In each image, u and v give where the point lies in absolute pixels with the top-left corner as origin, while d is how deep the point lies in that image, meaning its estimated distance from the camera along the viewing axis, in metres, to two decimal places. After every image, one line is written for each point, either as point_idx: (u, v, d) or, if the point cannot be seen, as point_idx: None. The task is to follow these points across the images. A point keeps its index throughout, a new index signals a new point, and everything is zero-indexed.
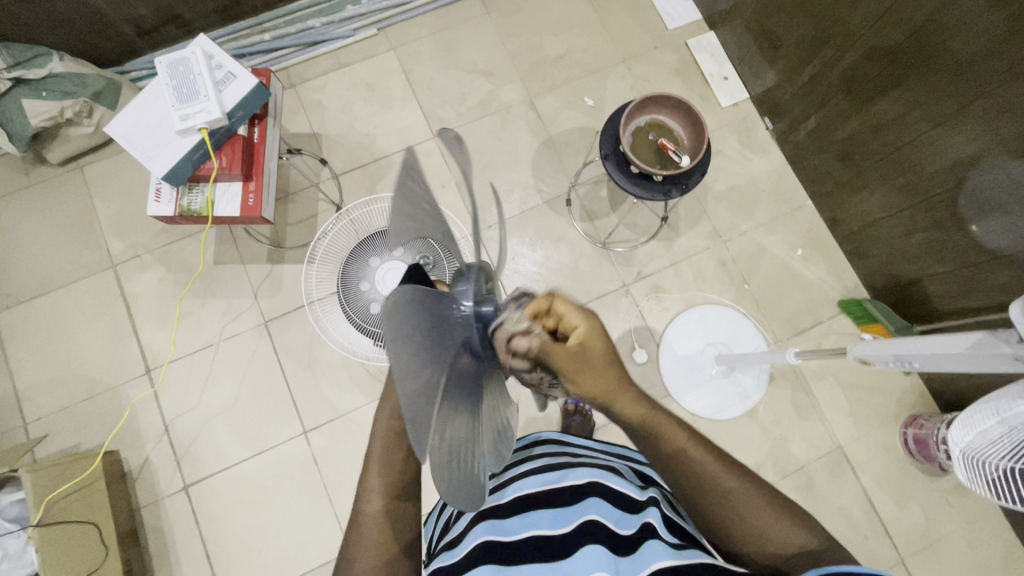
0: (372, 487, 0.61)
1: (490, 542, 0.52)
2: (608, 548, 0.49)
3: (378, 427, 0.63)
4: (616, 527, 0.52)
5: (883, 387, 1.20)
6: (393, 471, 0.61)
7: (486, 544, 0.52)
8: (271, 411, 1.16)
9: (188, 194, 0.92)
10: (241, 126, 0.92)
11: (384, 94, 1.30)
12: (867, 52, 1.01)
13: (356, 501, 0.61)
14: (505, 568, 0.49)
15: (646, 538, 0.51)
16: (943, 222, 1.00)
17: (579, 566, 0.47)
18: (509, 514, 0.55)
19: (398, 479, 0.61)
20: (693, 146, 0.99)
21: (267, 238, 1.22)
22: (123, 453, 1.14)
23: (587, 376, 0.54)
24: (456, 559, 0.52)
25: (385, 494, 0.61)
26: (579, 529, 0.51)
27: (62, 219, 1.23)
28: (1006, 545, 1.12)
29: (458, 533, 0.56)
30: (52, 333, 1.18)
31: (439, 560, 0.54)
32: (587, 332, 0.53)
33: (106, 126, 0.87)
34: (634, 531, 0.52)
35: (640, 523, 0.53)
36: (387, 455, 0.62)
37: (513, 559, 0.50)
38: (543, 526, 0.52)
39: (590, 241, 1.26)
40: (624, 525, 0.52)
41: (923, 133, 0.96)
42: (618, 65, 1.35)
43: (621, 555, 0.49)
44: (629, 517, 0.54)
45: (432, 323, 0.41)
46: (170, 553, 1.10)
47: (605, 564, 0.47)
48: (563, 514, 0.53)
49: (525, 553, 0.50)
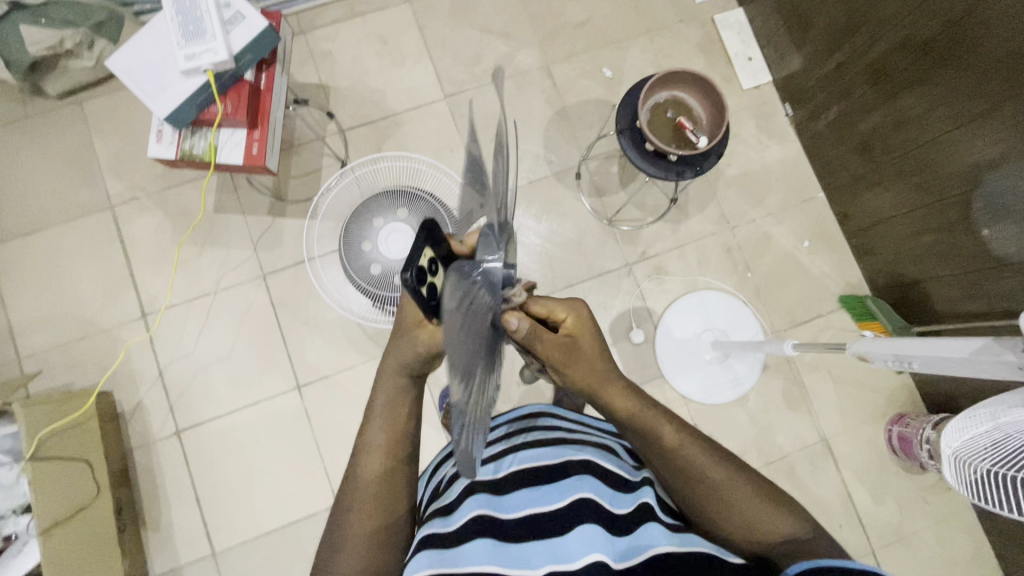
0: (372, 442, 0.61)
1: (487, 515, 0.52)
2: (605, 528, 0.50)
3: (381, 386, 0.62)
4: (613, 507, 0.53)
5: (873, 384, 1.21)
6: (393, 429, 0.62)
7: (482, 516, 0.52)
8: (266, 364, 1.16)
9: (190, 138, 0.90)
10: (248, 71, 0.88)
11: (397, 49, 1.26)
12: (899, 42, 0.97)
13: (354, 454, 0.62)
14: (501, 544, 0.49)
15: (642, 521, 0.52)
16: (954, 226, 0.99)
17: (576, 545, 0.48)
18: (504, 488, 0.55)
19: (398, 437, 0.62)
20: (711, 127, 0.96)
21: (269, 189, 1.20)
22: (117, 394, 1.14)
23: (576, 363, 0.58)
24: (450, 528, 0.52)
25: (385, 451, 0.61)
26: (575, 505, 0.51)
27: (60, 154, 1.20)
28: (974, 544, 1.15)
29: (451, 501, 0.56)
30: (48, 270, 1.17)
31: (431, 525, 0.55)
32: (574, 321, 0.59)
33: (108, 59, 0.83)
34: (630, 511, 0.53)
35: (635, 504, 0.54)
36: (389, 412, 0.62)
37: (507, 533, 0.50)
38: (538, 500, 0.53)
39: (597, 217, 1.24)
40: (620, 504, 0.53)
41: (946, 133, 0.94)
42: (640, 37, 1.30)
43: (618, 535, 0.50)
44: (624, 497, 0.55)
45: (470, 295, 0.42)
46: (161, 494, 1.12)
47: (603, 545, 0.48)
48: (560, 488, 0.53)
49: (520, 528, 0.51)
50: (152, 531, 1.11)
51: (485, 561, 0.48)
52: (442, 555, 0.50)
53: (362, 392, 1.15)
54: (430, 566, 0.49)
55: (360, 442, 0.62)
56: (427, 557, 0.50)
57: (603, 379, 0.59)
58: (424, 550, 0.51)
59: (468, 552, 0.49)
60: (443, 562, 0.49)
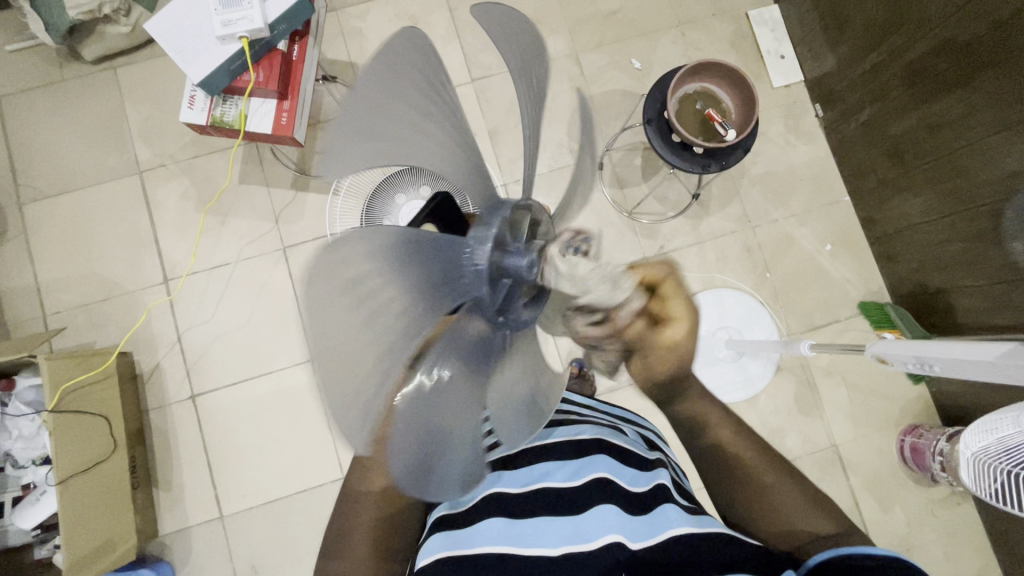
0: None
1: (500, 493, 0.52)
2: (621, 507, 0.50)
3: None
4: (629, 487, 0.53)
5: (888, 393, 1.19)
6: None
7: (495, 495, 0.52)
8: (282, 336, 1.18)
9: (221, 105, 0.92)
10: (281, 41, 0.90)
11: (426, 30, 1.26)
12: (939, 44, 0.95)
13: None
14: (514, 522, 0.49)
15: (660, 501, 0.52)
16: (983, 234, 0.97)
17: (593, 524, 0.48)
18: (518, 463, 0.55)
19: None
20: (740, 120, 0.95)
21: (294, 163, 1.22)
22: (135, 356, 1.17)
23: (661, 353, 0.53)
24: (462, 508, 0.53)
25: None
26: (591, 485, 0.51)
27: (92, 118, 1.22)
28: (981, 560, 1.13)
29: None
30: (75, 230, 1.20)
31: (445, 507, 0.55)
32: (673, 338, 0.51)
33: (147, 23, 0.84)
34: (646, 491, 0.53)
35: (652, 484, 0.54)
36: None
37: (521, 511, 0.50)
38: (552, 479, 0.53)
39: (617, 209, 1.24)
40: (637, 484, 0.53)
41: (981, 139, 0.92)
42: (672, 29, 1.29)
43: (635, 513, 0.50)
44: (641, 476, 0.55)
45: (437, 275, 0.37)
46: (173, 455, 1.15)
47: (618, 524, 0.48)
48: (575, 467, 0.53)
49: (535, 506, 0.50)
50: (163, 490, 1.14)
51: (499, 541, 0.48)
52: (456, 536, 0.50)
53: None
54: (443, 547, 0.49)
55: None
56: (440, 539, 0.50)
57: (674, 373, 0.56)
58: (439, 531, 0.51)
59: (481, 531, 0.49)
60: (457, 543, 0.49)
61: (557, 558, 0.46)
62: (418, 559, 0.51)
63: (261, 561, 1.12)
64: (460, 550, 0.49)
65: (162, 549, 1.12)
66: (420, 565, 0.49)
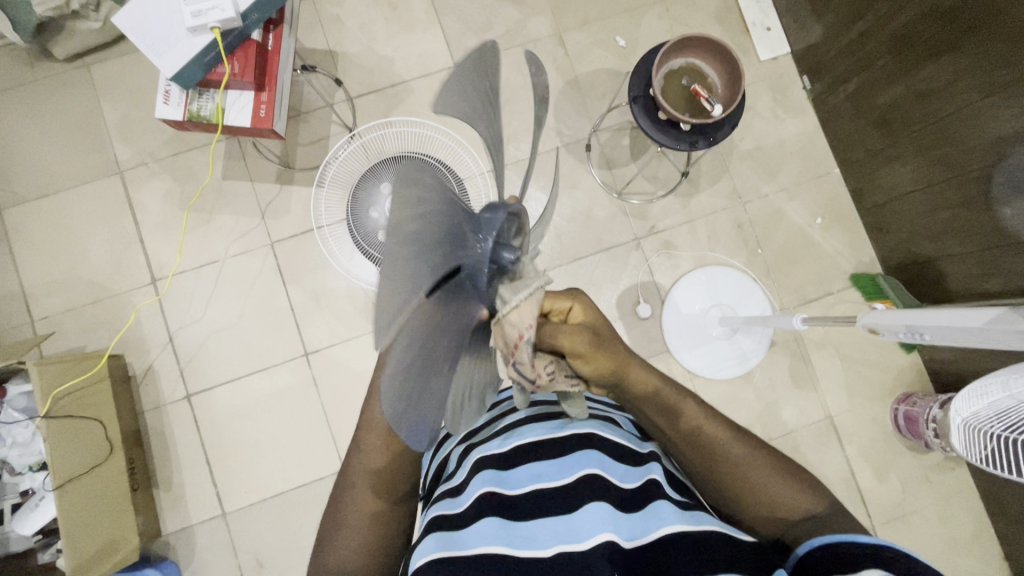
0: (373, 421, 0.60)
1: (493, 493, 0.52)
2: (613, 505, 0.50)
3: None
4: (621, 483, 0.53)
5: (882, 363, 1.20)
6: None
7: (488, 496, 0.52)
8: (274, 331, 1.17)
9: (198, 99, 0.90)
10: (255, 31, 0.88)
11: (406, 14, 1.23)
12: (925, 9, 0.94)
13: (359, 432, 0.61)
14: (508, 523, 0.49)
15: (651, 497, 0.52)
16: (973, 202, 0.97)
17: (585, 523, 0.48)
18: (512, 463, 0.55)
19: None
20: (726, 95, 0.94)
21: (277, 156, 1.20)
22: (127, 358, 1.16)
23: (599, 352, 0.56)
24: (456, 509, 0.53)
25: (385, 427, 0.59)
26: (583, 483, 0.51)
27: (67, 118, 1.19)
28: (976, 523, 1.15)
29: (459, 483, 0.56)
30: (57, 233, 1.18)
31: (439, 506, 0.55)
32: (578, 308, 0.57)
33: (115, 16, 0.82)
34: (637, 487, 0.53)
35: (644, 479, 0.54)
36: None
37: (514, 512, 0.50)
38: (545, 477, 0.53)
39: (608, 190, 1.22)
40: (628, 480, 0.53)
41: (969, 105, 0.92)
42: (656, 4, 1.27)
43: (625, 512, 0.50)
44: (633, 472, 0.55)
45: (439, 228, 0.36)
46: (172, 456, 1.15)
47: (610, 523, 0.48)
48: (567, 464, 0.53)
49: (528, 507, 0.51)
50: (164, 490, 1.14)
51: (493, 541, 0.48)
52: (451, 538, 0.50)
53: (368, 361, 1.17)
54: (436, 548, 0.49)
55: (364, 417, 0.61)
56: (434, 540, 0.50)
57: (623, 362, 0.58)
58: (432, 533, 0.51)
59: (476, 532, 0.49)
60: (451, 544, 0.49)
61: (552, 559, 0.47)
62: (412, 560, 0.51)
63: (267, 555, 1.13)
64: (455, 550, 0.49)
65: (167, 548, 1.12)
66: (414, 566, 0.49)
